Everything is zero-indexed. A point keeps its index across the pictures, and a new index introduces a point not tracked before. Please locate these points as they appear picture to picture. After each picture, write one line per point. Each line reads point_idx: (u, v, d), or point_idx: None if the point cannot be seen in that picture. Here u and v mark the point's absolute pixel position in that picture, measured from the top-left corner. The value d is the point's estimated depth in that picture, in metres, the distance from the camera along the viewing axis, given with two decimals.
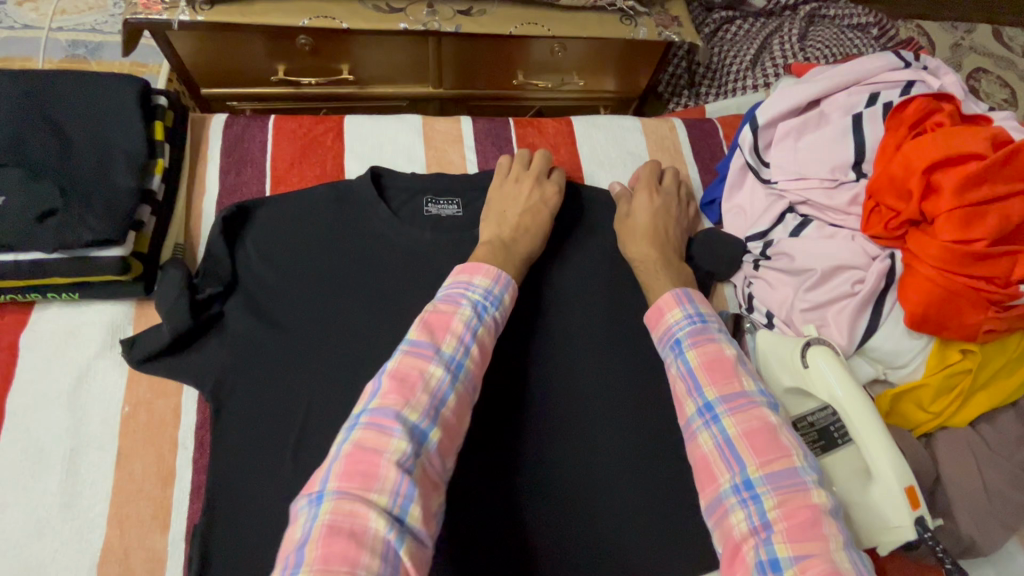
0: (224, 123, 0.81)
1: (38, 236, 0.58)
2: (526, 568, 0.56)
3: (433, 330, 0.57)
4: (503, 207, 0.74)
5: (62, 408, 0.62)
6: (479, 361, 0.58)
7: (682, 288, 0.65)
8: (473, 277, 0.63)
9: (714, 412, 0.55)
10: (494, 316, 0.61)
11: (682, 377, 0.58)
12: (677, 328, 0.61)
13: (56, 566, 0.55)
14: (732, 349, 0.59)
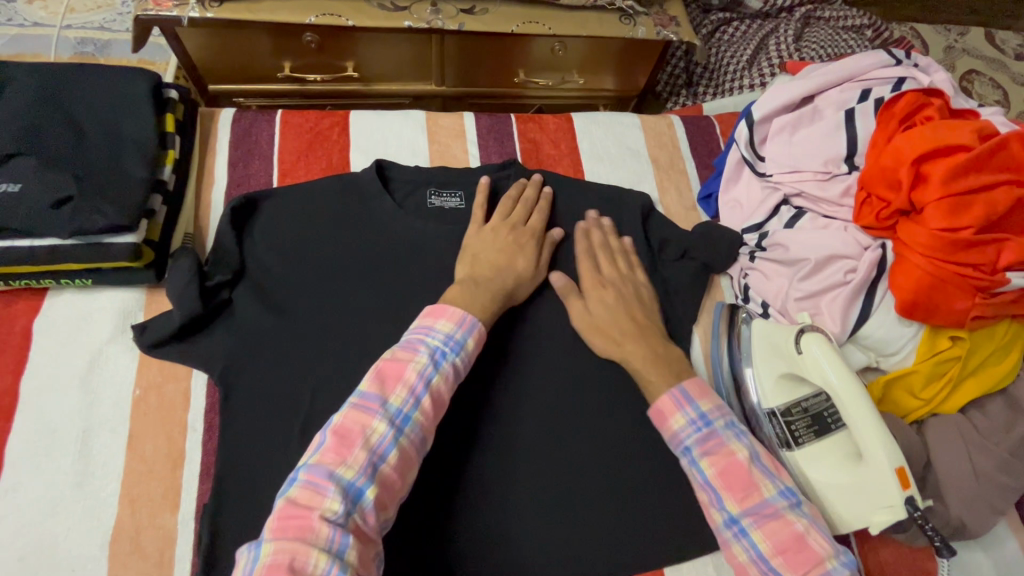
0: (233, 117, 0.83)
1: (54, 222, 0.60)
2: (535, 543, 0.62)
3: (384, 383, 0.57)
4: (477, 249, 0.73)
5: (75, 391, 0.63)
6: (428, 412, 0.57)
7: (680, 385, 0.63)
8: (436, 322, 0.62)
9: (741, 525, 0.56)
10: (453, 362, 0.61)
11: (702, 488, 0.59)
12: (683, 436, 0.60)
13: (70, 543, 0.57)
14: (743, 452, 0.59)
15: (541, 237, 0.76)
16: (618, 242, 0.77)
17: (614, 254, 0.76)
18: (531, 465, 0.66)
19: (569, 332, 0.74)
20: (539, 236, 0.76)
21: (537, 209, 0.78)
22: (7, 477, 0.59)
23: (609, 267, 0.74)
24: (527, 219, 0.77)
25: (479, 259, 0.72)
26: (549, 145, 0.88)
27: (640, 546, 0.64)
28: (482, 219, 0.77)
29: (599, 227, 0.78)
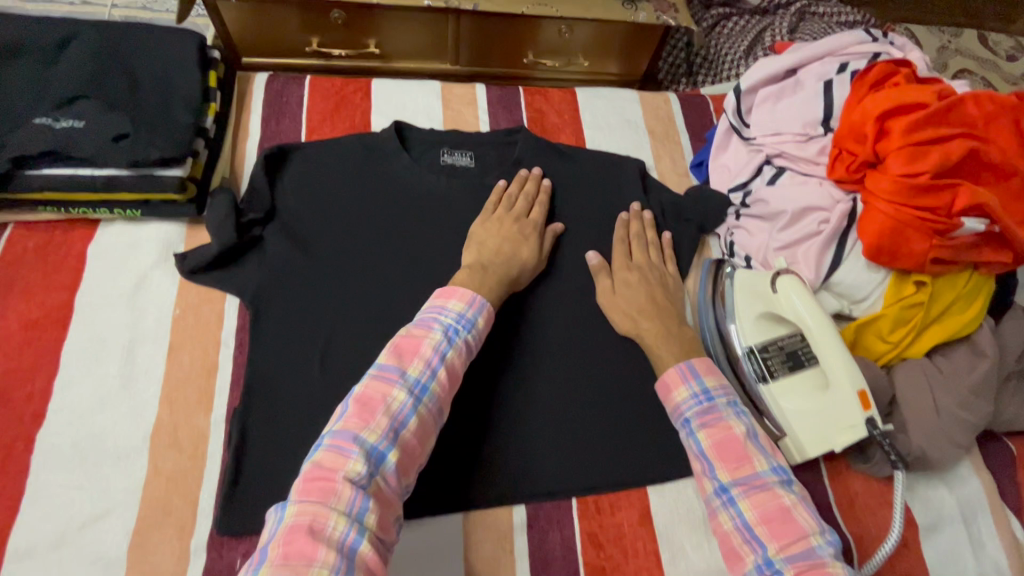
0: (266, 80, 0.91)
1: (113, 154, 0.68)
2: (522, 456, 0.69)
3: (402, 355, 0.60)
4: (484, 237, 0.78)
5: (123, 307, 0.71)
6: (445, 384, 0.61)
7: (687, 362, 0.68)
8: (448, 302, 0.66)
9: (729, 494, 0.59)
10: (465, 339, 0.65)
11: (697, 457, 0.63)
12: (684, 408, 0.65)
13: (118, 433, 0.64)
14: (740, 428, 0.62)
15: (542, 231, 0.81)
16: (657, 235, 0.82)
17: (647, 243, 0.81)
18: (527, 392, 0.73)
19: (566, 278, 0.81)
20: (541, 229, 0.81)
21: (540, 203, 0.83)
22: (62, 376, 0.66)
23: (639, 254, 0.80)
24: (530, 212, 0.81)
25: (486, 246, 0.76)
26: (554, 115, 0.96)
27: (624, 463, 0.71)
28: (492, 210, 0.81)
29: (641, 219, 0.83)
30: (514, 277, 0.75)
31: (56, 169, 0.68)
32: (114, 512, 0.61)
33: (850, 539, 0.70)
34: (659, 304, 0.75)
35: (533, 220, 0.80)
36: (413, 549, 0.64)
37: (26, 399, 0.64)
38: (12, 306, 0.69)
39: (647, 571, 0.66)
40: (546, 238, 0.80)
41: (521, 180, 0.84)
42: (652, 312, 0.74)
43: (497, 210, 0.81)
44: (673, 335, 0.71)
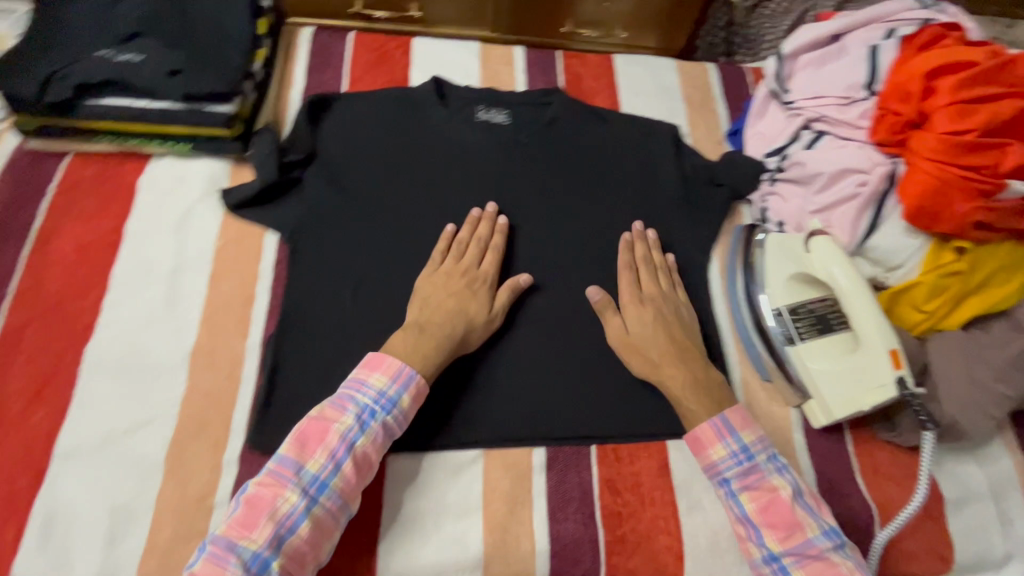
0: (312, 34, 0.94)
1: (167, 86, 0.71)
2: (544, 403, 0.70)
3: (304, 446, 0.58)
4: (428, 293, 0.71)
5: (169, 235, 0.74)
6: (350, 476, 0.58)
7: (718, 414, 0.64)
8: (371, 374, 0.62)
9: (780, 562, 0.59)
10: (383, 421, 0.61)
11: (740, 521, 0.62)
12: (723, 468, 0.63)
13: (160, 350, 0.68)
14: (786, 489, 0.61)
15: (495, 284, 0.74)
16: (663, 257, 0.78)
17: (658, 271, 0.77)
18: (552, 343, 0.73)
19: (595, 236, 0.81)
20: (493, 284, 0.74)
21: (493, 249, 0.76)
22: (111, 294, 0.70)
23: (650, 283, 0.75)
24: (481, 263, 0.74)
25: (429, 302, 0.70)
26: (590, 79, 0.96)
27: (645, 416, 0.71)
28: (440, 261, 0.74)
29: (644, 239, 0.79)
30: (461, 335, 0.68)
31: (115, 99, 0.72)
32: (152, 423, 0.64)
33: (872, 505, 0.69)
34: (677, 345, 0.70)
35: (482, 279, 0.73)
36: (434, 480, 0.66)
37: (78, 314, 0.68)
38: (68, 228, 0.73)
39: (663, 520, 0.66)
40: (500, 292, 0.73)
41: (471, 224, 0.77)
42: (672, 355, 0.69)
43: (445, 261, 0.74)
44: (701, 385, 0.67)
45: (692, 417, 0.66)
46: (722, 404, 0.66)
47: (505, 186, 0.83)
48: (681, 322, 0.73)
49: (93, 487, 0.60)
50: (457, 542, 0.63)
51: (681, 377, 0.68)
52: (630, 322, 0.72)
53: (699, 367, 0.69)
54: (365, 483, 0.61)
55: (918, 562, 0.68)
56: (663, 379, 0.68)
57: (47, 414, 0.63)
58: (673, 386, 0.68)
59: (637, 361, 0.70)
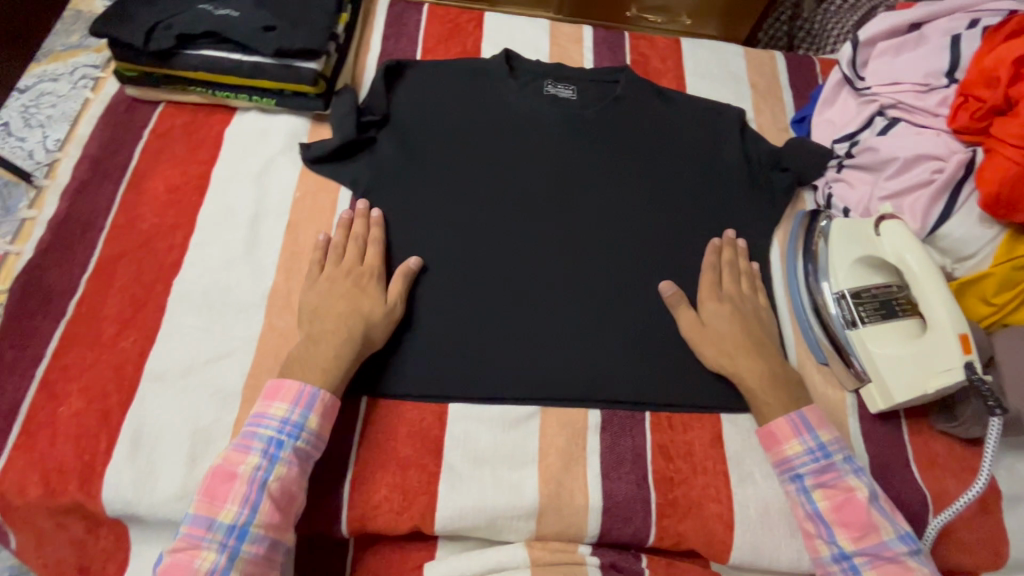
0: (389, 3, 0.97)
1: (261, 41, 0.75)
2: (601, 368, 0.71)
3: (214, 499, 0.57)
4: (317, 302, 0.68)
5: (251, 184, 0.78)
6: (270, 514, 0.57)
7: (796, 410, 0.66)
8: (272, 405, 0.61)
9: (852, 562, 0.61)
10: (294, 448, 0.60)
11: (810, 518, 0.63)
12: (798, 464, 0.64)
13: (240, 289, 0.71)
14: (863, 491, 0.62)
15: (384, 278, 0.71)
16: (748, 265, 0.77)
17: (740, 272, 0.76)
18: (611, 310, 0.74)
19: (659, 210, 0.81)
20: (382, 276, 0.71)
21: (372, 243, 0.73)
22: (198, 235, 0.74)
23: (731, 283, 0.75)
24: (364, 257, 0.72)
25: (318, 312, 0.67)
26: (657, 60, 0.97)
27: (701, 389, 0.71)
28: (321, 270, 0.72)
29: (733, 246, 0.78)
30: (366, 333, 0.66)
31: (211, 50, 0.77)
32: (230, 356, 0.67)
33: (927, 493, 0.69)
34: (754, 342, 0.70)
35: (371, 278, 0.70)
36: (492, 431, 0.68)
37: (167, 250, 0.72)
38: (160, 171, 0.77)
39: (714, 489, 0.67)
40: (391, 282, 0.71)
41: (345, 224, 0.74)
42: (749, 350, 0.69)
43: (326, 267, 0.71)
44: (780, 381, 0.68)
45: (766, 412, 0.67)
46: (797, 401, 0.67)
47: (571, 154, 0.84)
48: (761, 323, 0.73)
49: (176, 409, 0.64)
50: (514, 490, 0.65)
51: (757, 374, 0.68)
52: (706, 315, 0.72)
53: (775, 366, 0.69)
54: (294, 515, 0.60)
55: (971, 553, 0.68)
56: (737, 374, 0.69)
57: (137, 339, 0.67)
58: (748, 380, 0.68)
59: (711, 354, 0.70)
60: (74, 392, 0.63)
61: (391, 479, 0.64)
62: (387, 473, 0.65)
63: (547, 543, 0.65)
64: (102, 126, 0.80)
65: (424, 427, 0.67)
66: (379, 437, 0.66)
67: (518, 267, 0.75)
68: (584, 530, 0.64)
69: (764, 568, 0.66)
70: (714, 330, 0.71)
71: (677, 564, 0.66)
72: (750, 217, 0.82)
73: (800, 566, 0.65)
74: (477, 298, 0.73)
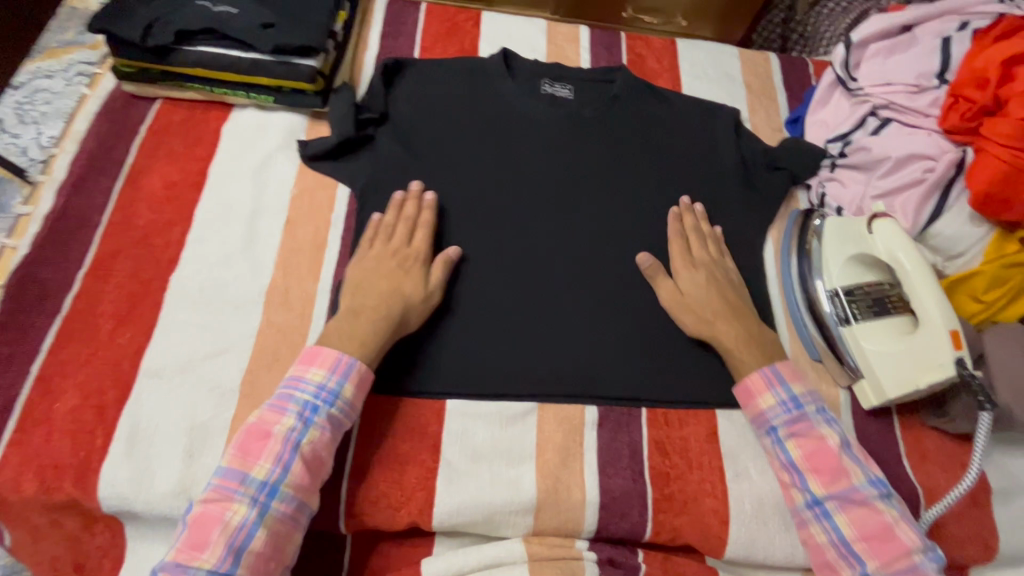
0: (387, 2, 0.97)
1: (259, 37, 0.75)
2: (598, 365, 0.71)
3: (247, 455, 0.57)
4: (360, 278, 0.69)
5: (249, 181, 0.78)
6: (301, 476, 0.57)
7: (768, 364, 0.68)
8: (308, 370, 0.62)
9: (826, 509, 0.62)
10: (328, 415, 0.60)
11: (786, 468, 0.65)
12: (771, 416, 0.66)
13: (238, 285, 0.71)
14: (834, 438, 0.64)
15: (428, 261, 0.72)
16: (712, 229, 0.79)
17: (706, 237, 0.78)
18: (609, 307, 0.74)
19: (655, 208, 0.82)
20: (426, 261, 0.72)
21: (423, 227, 0.73)
22: (195, 232, 0.74)
23: (701, 249, 0.76)
24: (412, 240, 0.72)
25: (362, 287, 0.68)
26: (653, 61, 0.98)
27: (699, 385, 0.72)
28: (368, 245, 0.72)
29: (695, 212, 0.79)
30: (399, 320, 0.66)
31: (209, 47, 0.77)
32: (228, 352, 0.67)
33: (919, 488, 0.69)
34: (726, 304, 0.72)
35: (415, 260, 0.71)
36: (490, 427, 0.68)
37: (164, 246, 0.72)
38: (157, 168, 0.77)
39: (710, 483, 0.67)
40: (435, 267, 0.71)
41: (397, 205, 0.75)
42: (722, 312, 0.71)
43: (373, 244, 0.72)
44: (754, 339, 0.70)
45: (743, 369, 0.68)
46: (771, 356, 0.69)
47: (569, 151, 0.84)
48: (729, 283, 0.75)
49: (173, 405, 0.64)
50: (512, 485, 0.65)
51: (731, 334, 0.70)
52: (682, 281, 0.74)
53: (747, 325, 0.71)
54: (321, 481, 0.60)
55: (962, 547, 0.68)
56: (713, 336, 0.70)
57: (134, 336, 0.67)
58: (725, 342, 0.70)
59: (687, 320, 0.71)
60: (70, 388, 0.63)
61: (389, 474, 0.65)
62: (385, 468, 0.65)
63: (545, 539, 0.65)
64: (98, 122, 0.80)
65: (422, 423, 0.67)
66: (377, 433, 0.66)
67: (516, 264, 0.75)
68: (581, 526, 0.65)
69: (759, 563, 0.66)
70: (687, 294, 0.73)
71: (673, 559, 0.67)
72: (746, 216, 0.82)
73: (795, 560, 0.66)
74: (477, 295, 0.73)
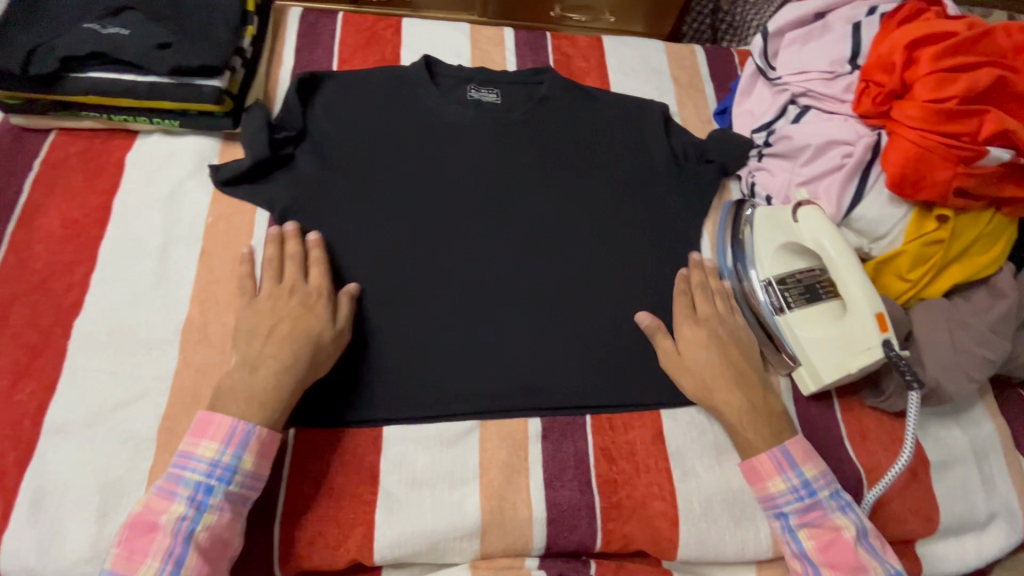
0: (300, 15, 0.94)
1: (154, 59, 0.71)
2: (537, 376, 0.70)
3: (133, 554, 0.53)
4: (259, 323, 0.64)
5: (158, 212, 0.74)
6: (198, 566, 0.53)
7: (778, 444, 0.64)
8: (199, 444, 0.57)
9: None
10: (225, 493, 0.56)
11: (797, 556, 0.63)
12: (782, 502, 0.63)
13: (149, 326, 0.67)
14: (850, 530, 0.61)
15: (332, 295, 0.67)
16: (720, 283, 0.76)
17: (714, 292, 0.75)
18: (546, 316, 0.72)
19: (588, 210, 0.80)
20: (330, 295, 0.67)
21: (315, 262, 0.69)
22: (99, 271, 0.69)
23: (706, 306, 0.73)
24: (308, 275, 0.68)
25: (259, 333, 0.63)
26: (580, 60, 0.97)
27: (642, 388, 0.71)
28: (259, 291, 0.67)
29: (701, 266, 0.76)
30: (314, 361, 0.62)
31: (101, 73, 0.72)
32: (142, 398, 0.63)
33: (860, 469, 0.71)
34: (740, 374, 0.68)
35: (321, 297, 0.66)
36: (429, 451, 0.66)
37: (65, 289, 0.67)
38: (54, 205, 0.72)
39: (658, 487, 0.67)
40: (341, 303, 0.67)
41: (279, 241, 0.70)
42: (734, 382, 0.67)
43: (264, 288, 0.67)
44: (759, 413, 0.66)
45: (747, 445, 0.65)
46: (780, 434, 0.65)
47: (497, 157, 0.81)
48: (741, 346, 0.70)
49: (82, 462, 0.59)
50: (455, 509, 0.63)
51: (741, 408, 0.66)
52: (692, 342, 0.70)
53: (760, 399, 0.67)
54: (227, 562, 0.57)
55: (906, 523, 0.70)
56: (720, 407, 0.67)
57: (34, 390, 0.62)
58: (732, 414, 0.66)
59: (697, 386, 0.68)
60: None
61: (325, 512, 0.62)
62: (321, 506, 0.62)
63: (494, 560, 0.64)
64: None
65: (357, 455, 0.64)
66: (310, 470, 0.63)
67: (448, 278, 0.73)
68: (530, 543, 0.64)
69: (712, 560, 0.66)
70: (690, 366, 0.69)
71: (626, 566, 0.66)
72: (681, 212, 0.82)
73: (746, 555, 0.66)
74: (407, 314, 0.70)
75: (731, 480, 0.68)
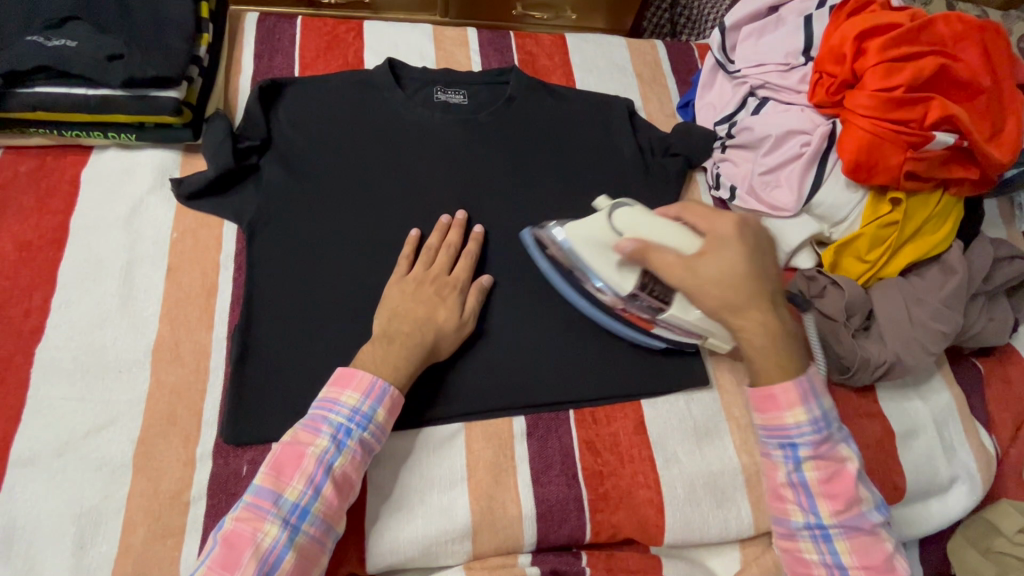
0: (257, 19, 0.91)
1: (107, 71, 0.68)
2: (518, 376, 0.70)
3: (281, 473, 0.55)
4: (396, 305, 0.66)
5: (119, 230, 0.71)
6: (332, 499, 0.55)
7: (801, 374, 0.59)
8: (342, 392, 0.59)
9: (827, 533, 0.59)
10: (361, 439, 0.58)
11: (793, 484, 0.60)
12: (796, 433, 0.59)
13: (117, 347, 0.65)
14: (853, 463, 0.60)
15: (465, 289, 0.70)
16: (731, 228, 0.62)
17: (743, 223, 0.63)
18: (525, 316, 0.73)
19: (561, 208, 0.81)
20: (463, 289, 0.70)
21: (467, 256, 0.72)
22: (59, 295, 0.66)
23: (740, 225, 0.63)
24: (451, 269, 0.71)
25: (397, 313, 0.65)
26: (545, 58, 0.98)
27: (622, 380, 0.72)
28: (407, 269, 0.70)
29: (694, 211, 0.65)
30: (429, 347, 0.64)
31: (53, 87, 0.69)
32: (114, 423, 0.61)
33: None
34: (769, 293, 0.60)
35: (456, 294, 0.69)
36: (413, 458, 0.66)
37: (24, 315, 0.65)
38: (6, 229, 0.69)
39: (643, 476, 0.68)
40: (470, 296, 0.70)
41: (441, 230, 0.73)
42: (759, 299, 0.59)
43: (413, 269, 0.70)
44: (783, 335, 0.60)
45: (769, 371, 0.60)
46: (802, 362, 0.60)
47: (467, 159, 0.81)
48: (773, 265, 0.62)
49: (54, 493, 0.57)
50: (445, 513, 0.63)
51: (771, 329, 0.59)
52: (697, 264, 0.60)
53: (784, 322, 0.60)
54: (348, 503, 0.58)
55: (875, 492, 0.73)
56: (751, 329, 0.59)
57: None
58: (758, 334, 0.59)
59: (721, 305, 0.59)
60: None
61: None
62: None
63: (487, 561, 0.64)
64: None
65: None
66: None
67: None
68: (521, 541, 0.64)
69: (698, 543, 0.68)
70: (722, 287, 0.59)
71: (617, 555, 0.67)
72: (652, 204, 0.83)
73: (730, 535, 0.67)
74: None
75: (712, 463, 0.70)
